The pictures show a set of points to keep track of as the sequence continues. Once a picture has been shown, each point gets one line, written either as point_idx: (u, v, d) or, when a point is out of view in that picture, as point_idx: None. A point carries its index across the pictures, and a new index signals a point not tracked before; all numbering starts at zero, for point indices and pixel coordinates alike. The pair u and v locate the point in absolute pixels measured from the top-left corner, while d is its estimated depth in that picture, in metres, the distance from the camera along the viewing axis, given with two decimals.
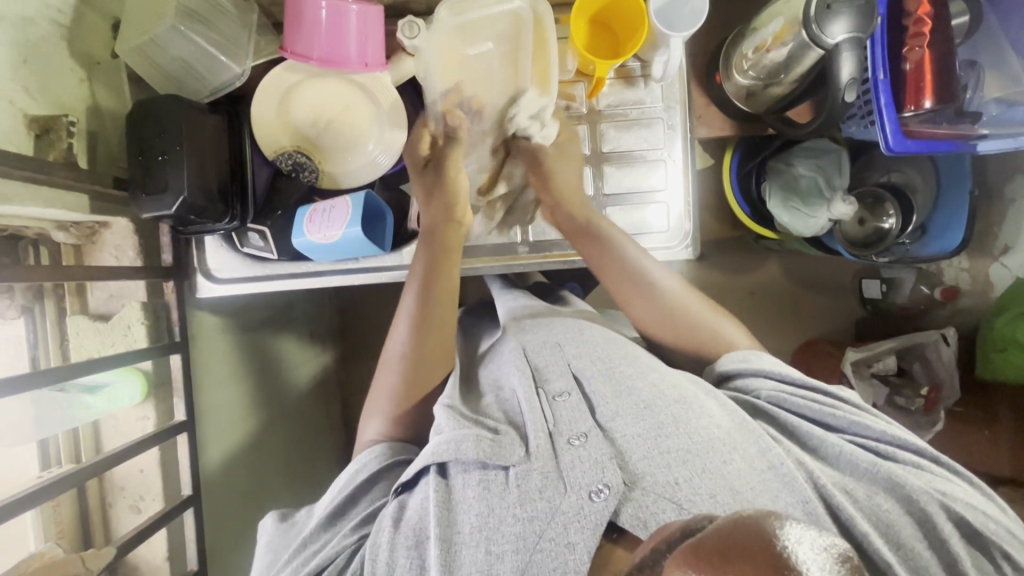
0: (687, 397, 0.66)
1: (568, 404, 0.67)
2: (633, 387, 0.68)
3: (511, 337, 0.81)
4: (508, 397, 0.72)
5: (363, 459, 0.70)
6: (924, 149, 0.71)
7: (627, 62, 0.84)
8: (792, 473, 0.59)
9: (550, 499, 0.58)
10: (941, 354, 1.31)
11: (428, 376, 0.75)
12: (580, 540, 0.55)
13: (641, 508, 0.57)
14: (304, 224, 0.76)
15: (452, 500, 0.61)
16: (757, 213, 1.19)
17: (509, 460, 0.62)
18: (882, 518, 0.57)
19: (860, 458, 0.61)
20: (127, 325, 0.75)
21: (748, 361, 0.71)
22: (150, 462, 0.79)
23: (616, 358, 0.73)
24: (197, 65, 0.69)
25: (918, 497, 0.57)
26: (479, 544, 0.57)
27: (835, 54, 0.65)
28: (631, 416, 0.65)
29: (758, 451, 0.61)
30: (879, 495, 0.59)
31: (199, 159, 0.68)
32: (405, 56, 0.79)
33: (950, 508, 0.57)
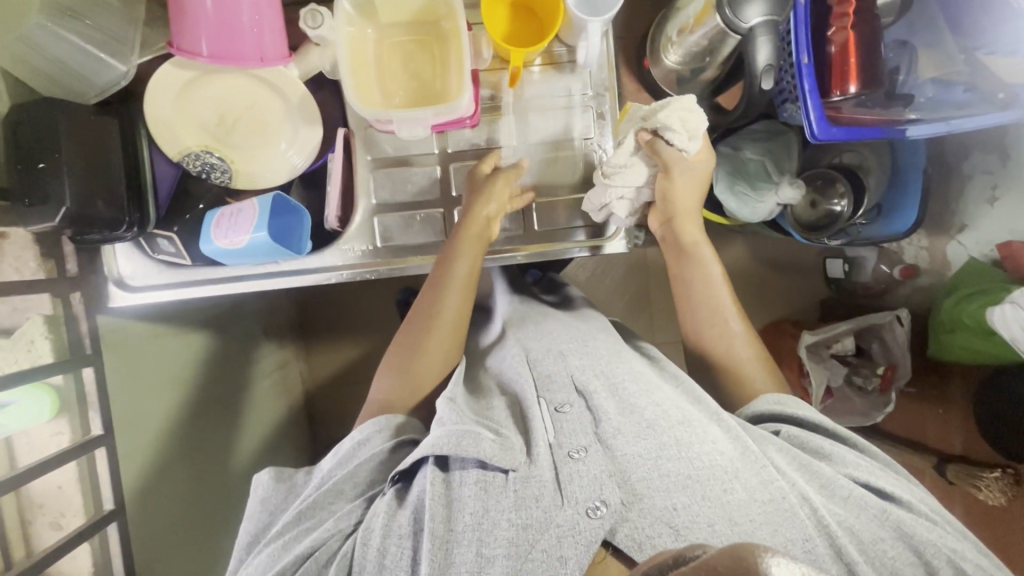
0: (690, 419, 0.64)
1: (569, 416, 0.65)
2: (637, 404, 0.65)
3: (512, 340, 0.81)
4: (508, 407, 0.71)
5: (367, 430, 0.69)
6: (851, 137, 0.68)
7: (552, 47, 0.80)
8: (794, 509, 0.57)
9: (546, 508, 0.56)
10: (896, 335, 1.31)
11: (420, 375, 0.74)
12: (573, 555, 0.54)
13: (637, 529, 0.55)
14: (211, 229, 0.73)
15: (450, 497, 0.59)
16: (708, 198, 1.14)
17: (510, 464, 0.60)
18: (886, 564, 0.57)
19: (868, 500, 0.60)
20: (30, 339, 0.72)
21: (780, 406, 0.70)
22: (68, 478, 0.77)
23: (622, 372, 0.70)
24: (76, 64, 0.64)
25: (925, 549, 0.57)
26: (471, 544, 0.55)
27: (752, 39, 0.61)
28: (633, 433, 0.62)
29: (760, 483, 0.59)
30: (886, 540, 0.58)
31: (84, 166, 0.64)
32: (312, 47, 0.74)
33: (958, 566, 0.57)
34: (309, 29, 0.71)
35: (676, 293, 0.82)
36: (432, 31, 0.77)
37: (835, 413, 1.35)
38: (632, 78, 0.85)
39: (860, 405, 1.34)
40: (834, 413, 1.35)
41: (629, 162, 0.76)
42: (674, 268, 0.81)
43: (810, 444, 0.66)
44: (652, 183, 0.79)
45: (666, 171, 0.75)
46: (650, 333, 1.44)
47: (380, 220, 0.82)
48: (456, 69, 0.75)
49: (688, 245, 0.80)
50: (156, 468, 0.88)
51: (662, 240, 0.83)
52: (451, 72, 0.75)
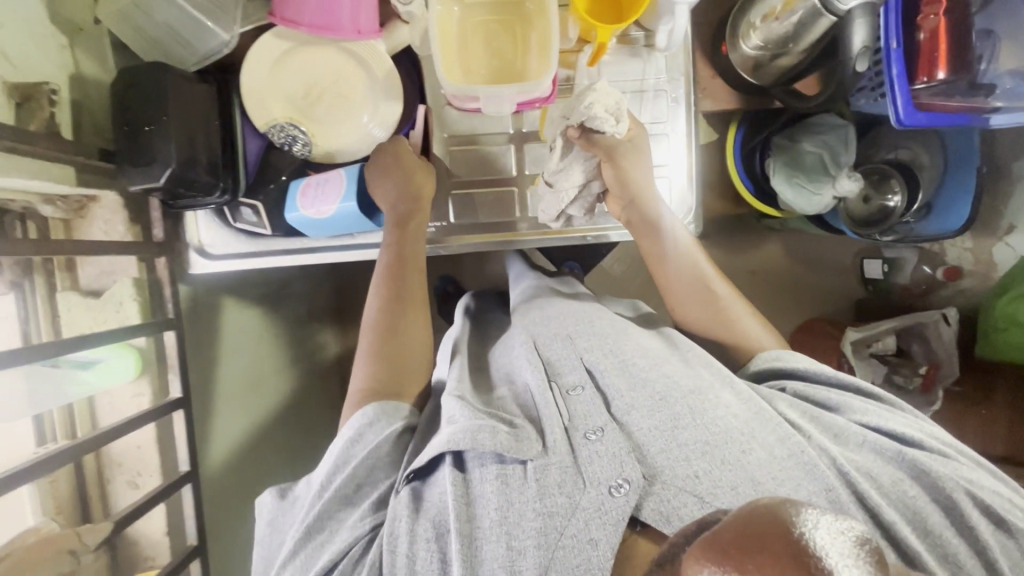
0: (702, 388, 0.64)
1: (582, 398, 0.64)
2: (647, 378, 0.65)
3: (522, 330, 0.77)
4: (522, 391, 0.70)
5: (359, 424, 0.66)
6: (935, 123, 0.69)
7: (629, 30, 0.81)
8: (815, 461, 0.57)
9: (569, 493, 0.55)
10: (940, 334, 1.31)
11: (406, 348, 0.74)
12: (604, 536, 0.52)
13: (663, 502, 0.54)
14: (297, 199, 0.75)
15: (471, 495, 0.58)
16: (762, 192, 1.16)
17: (527, 454, 0.59)
18: (910, 505, 0.56)
19: (884, 445, 0.60)
20: (119, 301, 0.75)
21: (779, 360, 0.71)
22: (146, 439, 0.79)
23: (630, 350, 0.70)
24: (183, 32, 0.66)
25: (945, 485, 0.56)
26: (499, 539, 0.53)
27: (848, 21, 0.63)
28: (647, 407, 0.62)
29: (777, 440, 0.58)
30: (906, 483, 0.58)
31: (187, 131, 0.66)
32: (398, 23, 0.75)
33: (978, 496, 0.56)
34: (400, 5, 0.72)
35: (658, 276, 0.81)
36: (514, 11, 0.78)
37: None
38: (706, 61, 0.85)
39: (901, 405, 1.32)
40: None
41: (565, 163, 0.76)
42: (648, 250, 0.81)
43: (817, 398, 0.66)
44: (597, 173, 0.78)
45: (609, 155, 0.75)
46: None
47: (455, 198, 0.85)
48: (536, 52, 0.76)
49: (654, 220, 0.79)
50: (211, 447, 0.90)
51: (627, 223, 0.81)
52: (531, 65, 0.76)
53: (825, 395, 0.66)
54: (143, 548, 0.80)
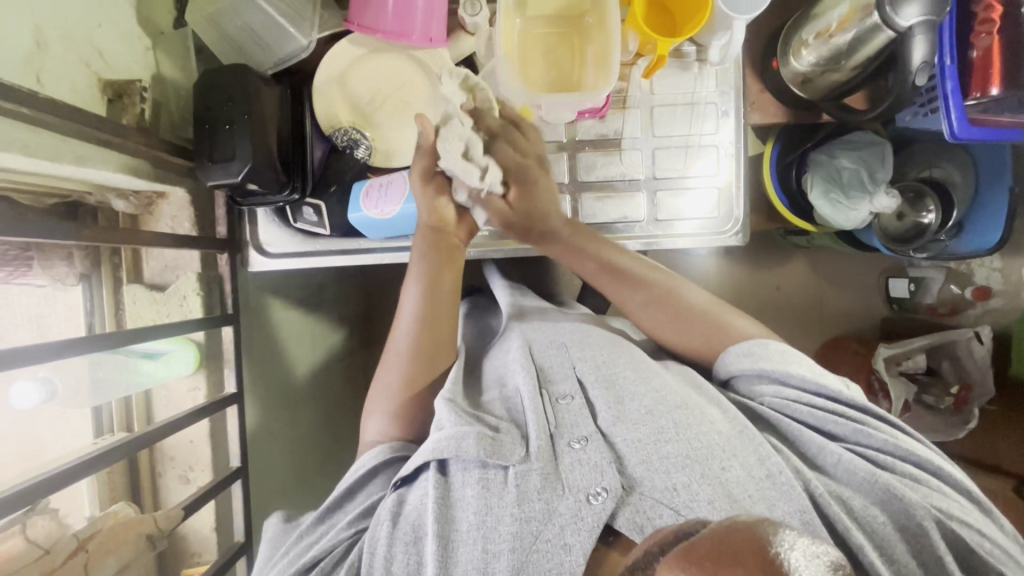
0: (689, 403, 0.65)
1: (570, 407, 0.66)
2: (635, 391, 0.66)
3: (517, 336, 0.80)
4: (511, 395, 0.71)
5: (370, 456, 0.68)
6: (989, 137, 0.71)
7: (681, 45, 0.84)
8: (791, 482, 0.56)
9: (547, 500, 0.56)
10: (973, 353, 1.29)
11: (429, 373, 0.75)
12: (576, 542, 0.53)
13: (638, 513, 0.54)
14: (361, 199, 0.78)
15: (452, 497, 0.59)
16: (796, 206, 1.17)
17: (508, 459, 0.59)
18: (877, 531, 0.54)
19: (859, 467, 0.58)
20: (183, 296, 0.76)
21: (752, 356, 0.69)
22: (200, 434, 0.79)
23: (621, 363, 0.71)
24: (265, 35, 0.69)
25: (917, 512, 0.53)
26: (476, 542, 0.54)
27: (908, 38, 0.64)
28: (633, 419, 0.63)
29: (757, 459, 0.58)
30: (874, 507, 0.56)
31: (264, 129, 0.68)
32: (466, 34, 0.78)
33: (950, 527, 0.54)
34: (468, 15, 0.75)
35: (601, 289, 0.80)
36: (573, 24, 0.80)
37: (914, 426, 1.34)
38: (755, 77, 0.88)
39: (931, 423, 1.33)
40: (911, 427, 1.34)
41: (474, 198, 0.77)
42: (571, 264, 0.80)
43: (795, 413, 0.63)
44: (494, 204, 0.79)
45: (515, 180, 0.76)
46: None
47: None
48: (593, 64, 0.78)
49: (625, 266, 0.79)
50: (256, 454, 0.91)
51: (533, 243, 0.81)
52: (591, 75, 0.79)
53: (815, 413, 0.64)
54: (191, 543, 0.80)
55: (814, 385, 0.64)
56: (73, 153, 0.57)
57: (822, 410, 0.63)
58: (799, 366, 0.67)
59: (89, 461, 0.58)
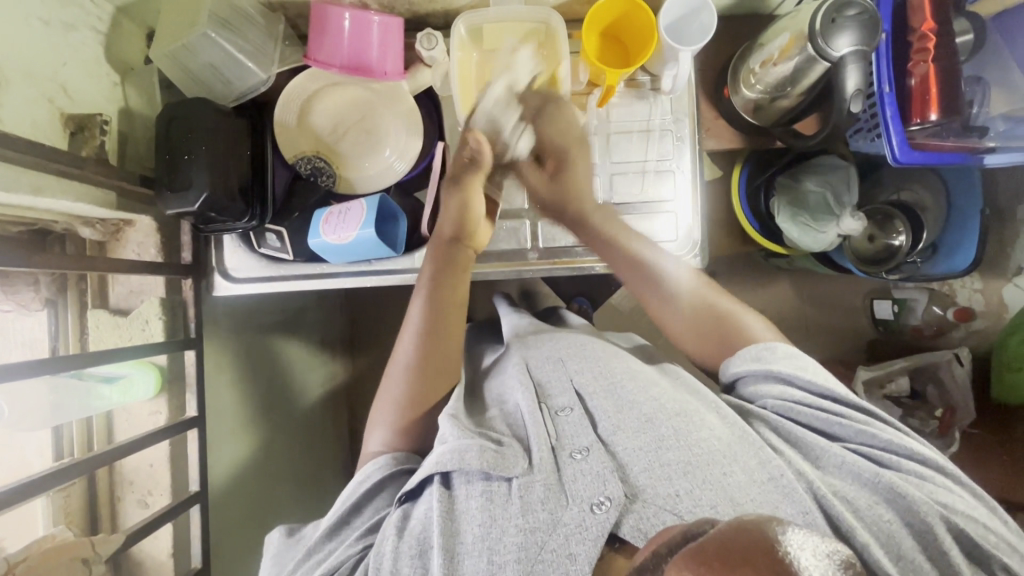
0: (687, 410, 0.66)
1: (569, 420, 0.66)
2: (635, 401, 0.68)
3: (516, 353, 0.81)
4: (511, 410, 0.71)
5: (371, 467, 0.70)
6: (932, 161, 0.72)
7: (636, 75, 0.86)
8: (793, 484, 0.57)
9: (551, 510, 0.57)
10: (955, 375, 1.29)
11: (431, 392, 0.76)
12: (582, 550, 0.54)
13: (642, 519, 0.55)
14: (320, 225, 0.78)
15: (456, 510, 0.59)
16: (766, 228, 1.20)
17: (511, 471, 0.60)
18: (883, 529, 0.55)
19: (862, 467, 0.59)
20: (146, 320, 0.77)
21: (762, 360, 0.69)
22: (159, 458, 0.79)
23: (619, 372, 0.72)
24: (226, 70, 0.73)
25: (919, 508, 0.55)
26: (481, 554, 0.55)
27: (842, 66, 0.67)
28: (632, 429, 0.64)
29: (758, 463, 0.59)
30: (879, 506, 0.56)
31: (222, 159, 0.71)
32: (422, 66, 0.82)
33: (952, 521, 0.54)
34: (424, 50, 0.79)
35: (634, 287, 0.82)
36: (530, 56, 0.83)
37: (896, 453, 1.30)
38: (710, 105, 0.90)
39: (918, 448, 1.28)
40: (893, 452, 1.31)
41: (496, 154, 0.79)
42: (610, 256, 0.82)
43: (799, 416, 0.64)
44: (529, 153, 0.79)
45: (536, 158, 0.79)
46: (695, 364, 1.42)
47: None
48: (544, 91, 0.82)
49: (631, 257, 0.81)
50: (224, 482, 0.90)
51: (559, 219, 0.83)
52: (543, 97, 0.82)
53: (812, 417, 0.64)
54: (147, 568, 0.80)
55: (812, 384, 0.65)
56: (30, 183, 0.59)
57: (827, 411, 0.63)
58: (811, 370, 0.67)
59: (40, 479, 0.60)
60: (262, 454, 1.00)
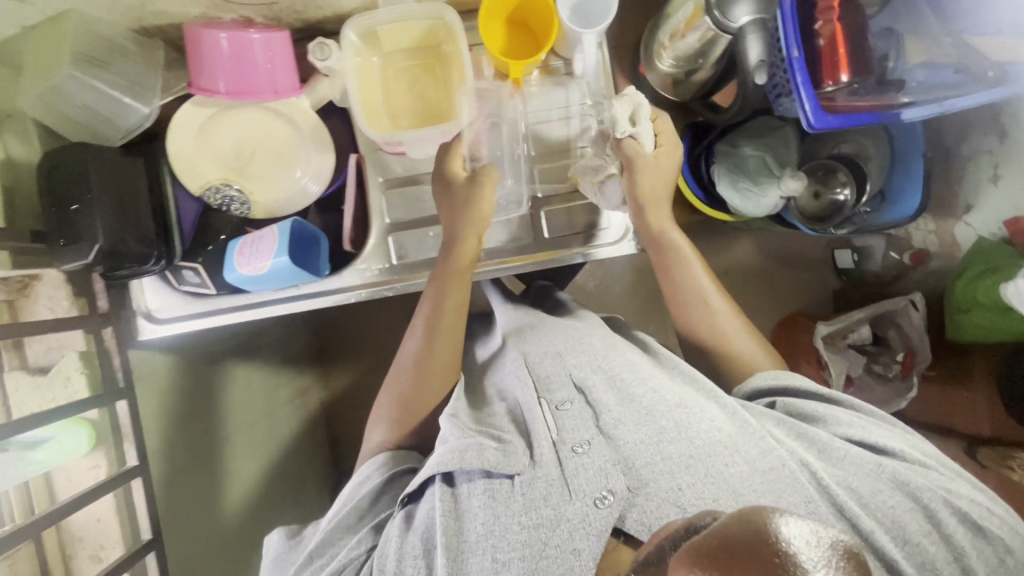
0: (686, 401, 0.66)
1: (570, 413, 0.65)
2: (634, 393, 0.67)
3: (512, 346, 0.80)
4: (511, 407, 0.71)
5: (369, 467, 0.70)
6: (847, 123, 0.70)
7: (549, 60, 0.84)
8: (795, 473, 0.58)
9: (555, 505, 0.57)
10: (911, 319, 1.30)
11: (432, 391, 0.75)
12: (587, 545, 0.54)
13: (646, 514, 0.56)
14: (234, 258, 0.76)
15: (458, 508, 0.60)
16: (712, 197, 1.15)
17: (514, 468, 0.60)
18: (888, 515, 0.57)
19: (864, 458, 0.61)
20: (66, 376, 0.74)
21: (777, 381, 0.72)
22: (105, 511, 0.78)
23: (617, 364, 0.71)
24: (104, 109, 0.69)
25: (923, 495, 0.58)
26: (485, 552, 0.55)
27: (742, 36, 0.65)
28: (632, 422, 0.63)
29: (760, 452, 0.60)
30: (884, 493, 0.59)
31: (112, 203, 0.67)
32: (322, 77, 0.78)
33: (955, 504, 0.58)
34: (318, 61, 0.73)
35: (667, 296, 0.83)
36: (434, 54, 0.80)
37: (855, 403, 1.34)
38: (628, 82, 0.87)
39: (882, 394, 1.32)
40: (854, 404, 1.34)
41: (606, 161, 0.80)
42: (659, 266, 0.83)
43: (804, 412, 0.66)
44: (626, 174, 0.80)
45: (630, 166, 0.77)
46: (665, 334, 1.43)
47: (394, 238, 0.84)
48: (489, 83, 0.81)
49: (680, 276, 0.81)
50: (191, 518, 0.88)
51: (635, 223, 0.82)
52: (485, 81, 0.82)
53: (812, 409, 0.66)
54: None
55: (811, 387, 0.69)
56: None
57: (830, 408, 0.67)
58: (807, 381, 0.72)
59: None
60: (236, 486, 0.99)
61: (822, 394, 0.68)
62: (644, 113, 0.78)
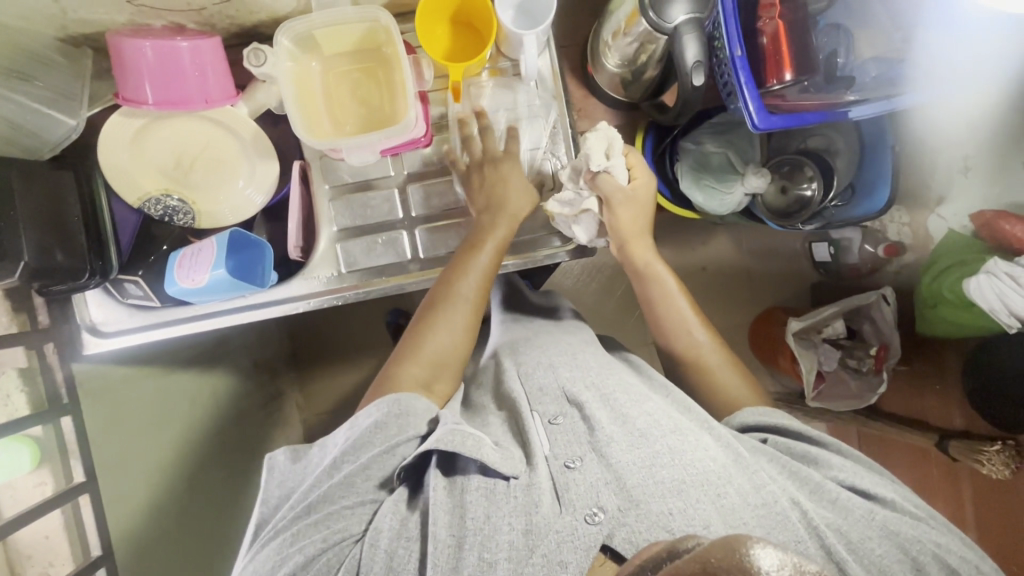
0: (682, 427, 0.65)
1: (563, 432, 0.66)
2: (628, 415, 0.66)
3: (506, 359, 0.81)
4: (496, 422, 0.72)
5: (385, 412, 0.66)
6: (792, 123, 0.69)
7: (496, 61, 0.82)
8: (788, 513, 0.58)
9: (545, 514, 0.57)
10: (884, 314, 1.28)
11: (433, 348, 0.75)
12: (573, 559, 0.54)
13: (633, 533, 0.55)
14: (174, 271, 0.74)
15: (456, 500, 0.61)
16: (677, 195, 1.13)
17: (511, 471, 0.62)
18: (877, 564, 0.57)
19: (857, 505, 0.61)
20: (6, 394, 0.73)
21: (768, 417, 0.71)
22: (54, 528, 0.78)
23: (611, 384, 0.72)
24: (26, 122, 0.66)
25: (913, 547, 0.59)
26: (473, 548, 0.56)
27: (678, 37, 0.62)
28: (626, 442, 0.62)
29: (752, 485, 0.59)
30: (875, 540, 0.59)
31: (39, 218, 0.65)
32: (259, 84, 0.76)
33: (945, 560, 0.59)
34: (252, 67, 0.71)
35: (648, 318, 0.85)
36: (376, 57, 0.79)
37: (828, 398, 1.33)
38: (580, 84, 0.86)
39: (854, 388, 1.32)
40: (827, 398, 1.34)
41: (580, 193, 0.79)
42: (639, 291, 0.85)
43: (798, 450, 0.67)
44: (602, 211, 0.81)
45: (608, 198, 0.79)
46: (639, 331, 1.42)
47: (343, 246, 0.83)
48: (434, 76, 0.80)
49: (664, 294, 0.83)
50: (153, 531, 0.89)
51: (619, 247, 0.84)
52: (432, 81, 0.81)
53: (805, 449, 0.67)
54: None
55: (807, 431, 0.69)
56: None
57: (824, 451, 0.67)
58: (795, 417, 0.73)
59: None
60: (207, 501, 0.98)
61: (818, 438, 0.69)
62: (618, 147, 0.79)
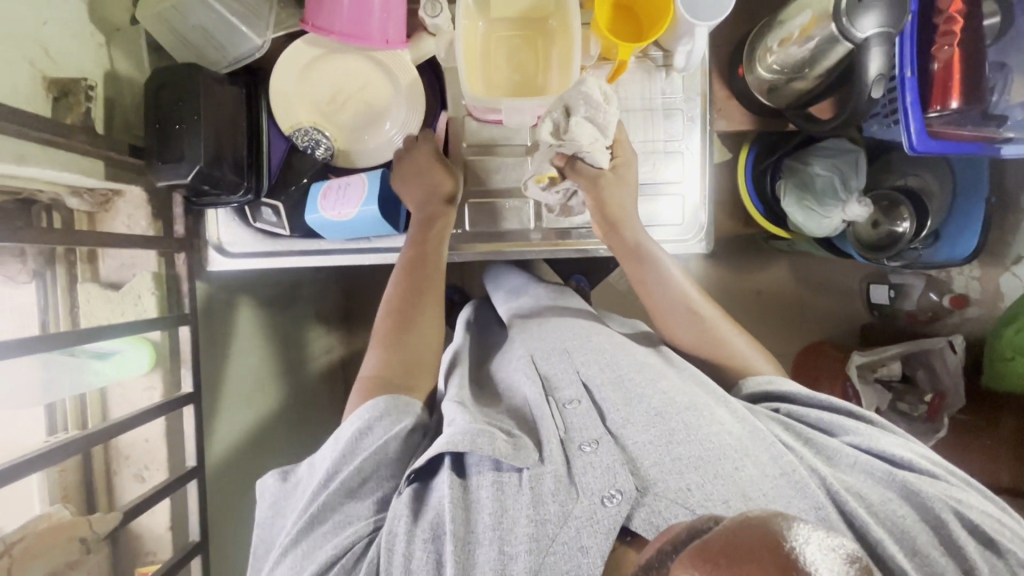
0: (697, 402, 0.61)
1: (578, 412, 0.61)
2: (643, 393, 0.62)
3: (520, 344, 0.75)
4: (519, 405, 0.67)
5: (367, 416, 0.62)
6: (947, 150, 0.72)
7: (647, 50, 0.83)
8: (805, 479, 0.54)
9: (561, 502, 0.52)
10: (946, 362, 1.29)
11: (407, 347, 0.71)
12: (593, 544, 0.49)
13: (654, 513, 0.51)
14: (318, 201, 0.77)
15: (469, 501, 0.55)
16: (771, 212, 1.19)
17: (522, 463, 0.56)
18: (898, 525, 0.54)
19: (875, 467, 0.58)
20: (137, 295, 0.75)
21: (773, 383, 0.69)
22: (155, 434, 0.79)
23: (625, 364, 0.67)
24: (217, 34, 0.70)
25: (932, 505, 0.54)
26: (492, 544, 0.51)
27: (865, 48, 0.65)
28: (642, 421, 0.59)
29: (771, 457, 0.56)
30: (894, 501, 0.55)
31: (214, 128, 0.68)
32: (426, 34, 0.79)
33: (965, 516, 0.54)
34: (428, 16, 0.75)
35: (650, 305, 0.79)
36: (538, 27, 0.79)
37: None
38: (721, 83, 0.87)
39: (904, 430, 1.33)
40: None
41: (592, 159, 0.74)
42: (643, 280, 0.78)
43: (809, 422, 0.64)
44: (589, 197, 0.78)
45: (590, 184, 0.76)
46: None
47: (471, 206, 0.84)
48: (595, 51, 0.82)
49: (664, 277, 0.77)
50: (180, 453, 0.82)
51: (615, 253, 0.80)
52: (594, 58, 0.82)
53: (819, 416, 0.64)
54: (145, 541, 0.81)
55: (821, 401, 0.65)
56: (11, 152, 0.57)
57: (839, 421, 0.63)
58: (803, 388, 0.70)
59: (42, 456, 0.58)
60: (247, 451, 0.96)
61: (831, 406, 0.65)
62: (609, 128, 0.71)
